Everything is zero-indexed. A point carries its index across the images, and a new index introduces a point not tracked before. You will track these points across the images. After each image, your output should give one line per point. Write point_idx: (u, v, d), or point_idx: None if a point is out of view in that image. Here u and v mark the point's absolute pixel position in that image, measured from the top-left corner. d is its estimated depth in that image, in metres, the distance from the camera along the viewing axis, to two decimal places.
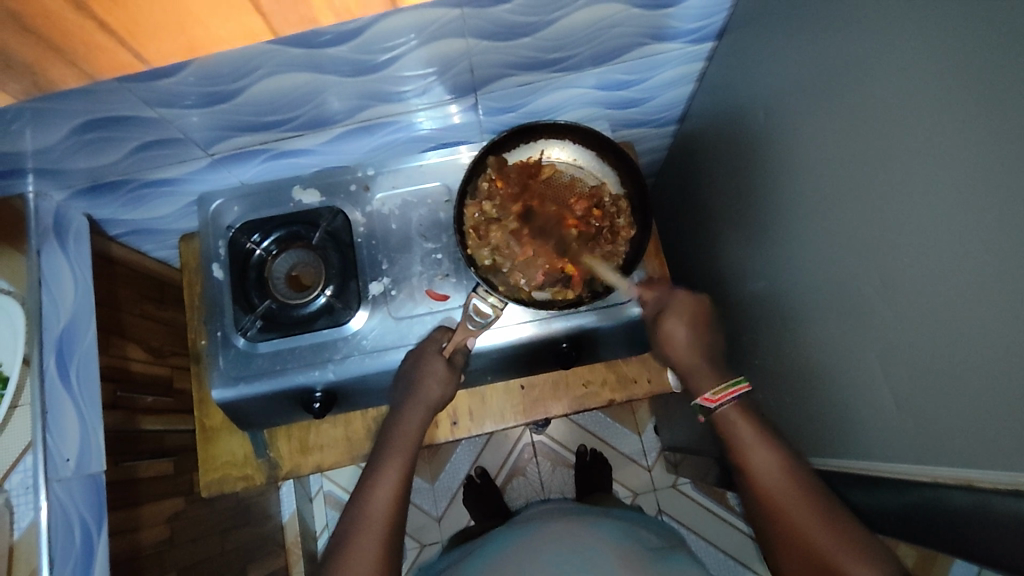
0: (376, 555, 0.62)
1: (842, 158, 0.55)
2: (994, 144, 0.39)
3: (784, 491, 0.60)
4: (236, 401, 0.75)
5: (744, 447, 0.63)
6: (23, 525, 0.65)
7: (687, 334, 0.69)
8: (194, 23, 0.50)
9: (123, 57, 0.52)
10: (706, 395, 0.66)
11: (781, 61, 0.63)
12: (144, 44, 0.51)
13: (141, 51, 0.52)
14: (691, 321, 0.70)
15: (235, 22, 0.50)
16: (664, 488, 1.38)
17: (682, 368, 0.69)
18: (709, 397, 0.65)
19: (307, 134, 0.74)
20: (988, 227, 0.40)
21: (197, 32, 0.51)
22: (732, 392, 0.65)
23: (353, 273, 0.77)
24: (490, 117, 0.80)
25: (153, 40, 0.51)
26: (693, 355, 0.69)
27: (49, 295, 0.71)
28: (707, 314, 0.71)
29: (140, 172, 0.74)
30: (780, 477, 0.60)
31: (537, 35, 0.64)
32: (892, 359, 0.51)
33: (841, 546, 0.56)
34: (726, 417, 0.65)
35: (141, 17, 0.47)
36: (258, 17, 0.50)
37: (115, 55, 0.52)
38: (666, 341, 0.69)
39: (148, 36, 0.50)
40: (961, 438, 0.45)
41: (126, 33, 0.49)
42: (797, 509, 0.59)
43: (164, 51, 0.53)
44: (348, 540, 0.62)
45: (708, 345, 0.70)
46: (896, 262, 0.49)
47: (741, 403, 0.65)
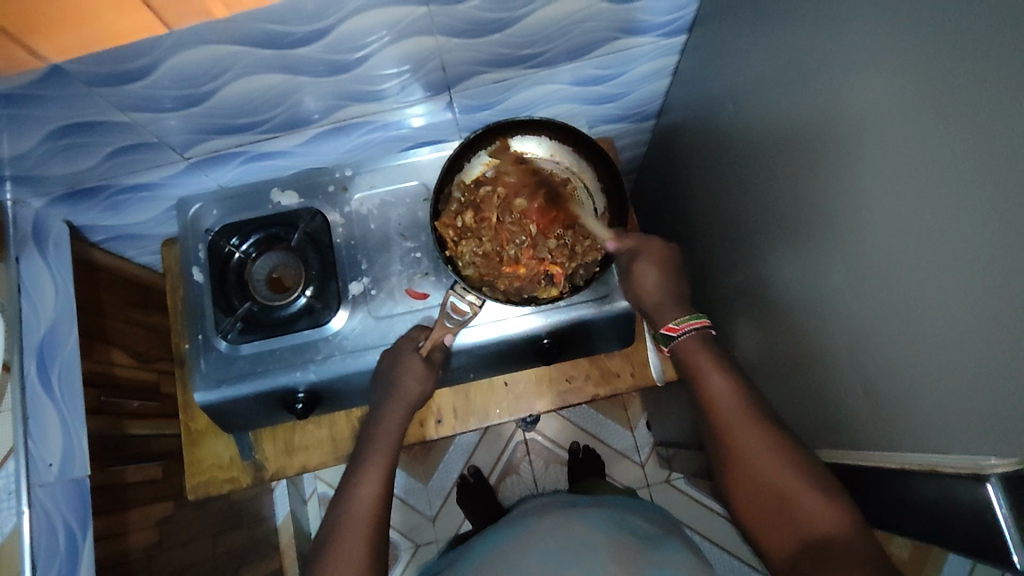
0: (363, 557, 0.61)
1: (813, 148, 0.55)
2: (959, 131, 0.40)
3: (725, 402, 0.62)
4: (219, 403, 0.75)
5: (703, 388, 0.63)
6: (6, 530, 0.64)
7: (657, 276, 0.69)
8: (90, 16, 0.49)
9: (23, 55, 0.52)
10: (669, 324, 0.67)
11: (753, 52, 0.63)
12: (38, 39, 0.50)
13: (41, 47, 0.51)
14: (661, 266, 0.70)
15: (131, 16, 0.49)
16: (657, 483, 1.38)
17: (654, 312, 0.69)
18: (670, 326, 0.67)
19: (283, 135, 0.74)
20: (952, 211, 0.41)
21: (97, 27, 0.50)
22: (690, 326, 0.66)
23: (332, 273, 0.77)
24: (466, 116, 0.80)
25: (47, 35, 0.50)
26: (657, 291, 0.69)
27: (30, 302, 0.72)
28: (676, 257, 0.71)
29: (118, 177, 0.74)
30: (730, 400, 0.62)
31: (507, 31, 0.65)
32: (864, 347, 0.51)
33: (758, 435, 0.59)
34: (689, 351, 0.66)
35: (33, 9, 0.46)
36: (146, 9, 0.49)
37: (15, 53, 0.51)
38: (636, 282, 0.70)
39: (51, 30, 0.49)
40: (928, 426, 0.46)
41: (20, 28, 0.48)
42: (755, 444, 0.59)
43: (63, 45, 0.52)
44: (332, 540, 0.62)
45: (679, 285, 0.70)
46: (867, 248, 0.49)
47: (705, 343, 0.65)
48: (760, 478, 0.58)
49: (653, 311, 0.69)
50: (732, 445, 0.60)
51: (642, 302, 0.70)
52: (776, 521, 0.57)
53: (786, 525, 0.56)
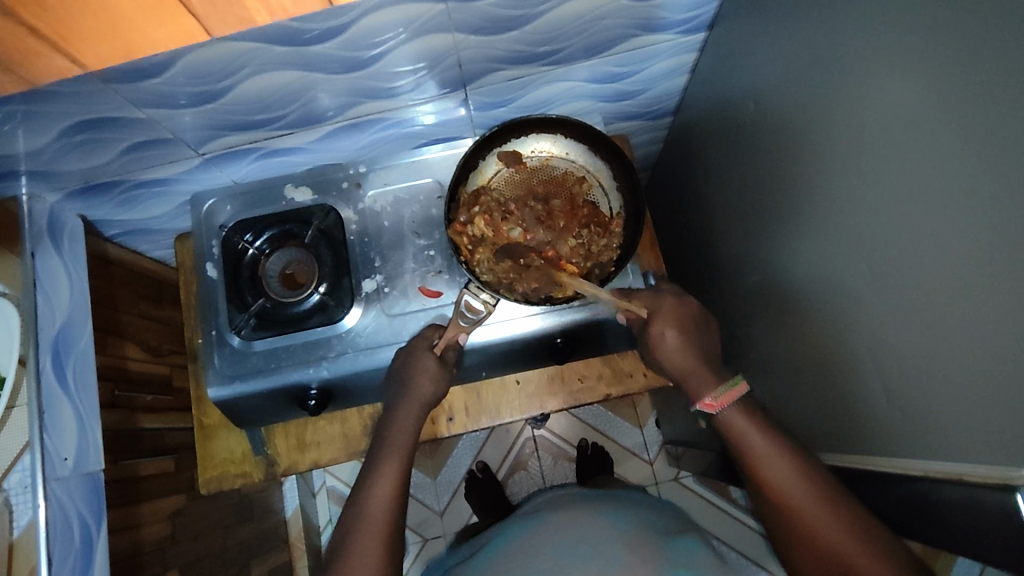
0: (378, 557, 0.61)
1: (835, 151, 0.54)
2: (988, 137, 0.39)
3: (767, 457, 0.59)
4: (232, 399, 0.75)
5: (747, 447, 0.60)
6: (22, 523, 0.65)
7: (678, 338, 0.67)
8: (127, 28, 0.50)
9: (60, 63, 0.53)
10: (705, 400, 0.63)
11: (774, 51, 0.62)
12: (80, 51, 0.52)
13: (78, 57, 0.52)
14: (679, 324, 0.68)
15: (170, 24, 0.51)
16: (665, 482, 1.38)
17: (682, 375, 0.67)
18: (709, 402, 0.63)
19: (297, 132, 0.74)
20: (980, 218, 0.40)
21: (133, 37, 0.51)
22: (729, 396, 0.62)
23: (346, 270, 0.77)
24: (482, 112, 0.80)
25: (88, 46, 0.51)
26: (685, 356, 0.67)
27: (44, 296, 0.72)
28: (694, 313, 0.69)
29: (133, 173, 0.74)
30: (778, 461, 0.58)
31: (525, 29, 0.64)
32: (883, 354, 0.51)
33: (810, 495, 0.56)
34: (728, 420, 0.62)
35: (73, 20, 0.47)
36: (191, 18, 0.51)
37: (51, 60, 0.52)
38: (658, 345, 0.68)
39: (85, 41, 0.51)
40: (949, 435, 0.45)
41: (61, 40, 0.50)
42: (810, 506, 0.56)
43: (103, 57, 0.53)
44: (348, 541, 0.62)
45: (704, 341, 0.68)
46: (888, 252, 0.49)
47: (740, 404, 0.62)
48: (817, 536, 0.55)
49: (682, 374, 0.67)
50: (787, 508, 0.57)
51: (668, 365, 0.68)
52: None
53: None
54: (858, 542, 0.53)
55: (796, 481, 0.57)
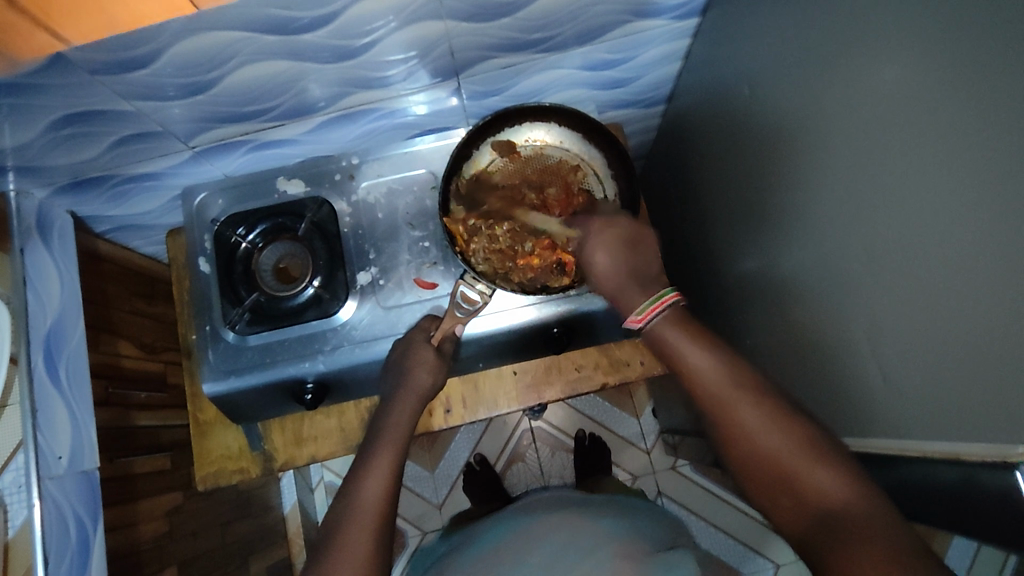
0: (369, 547, 0.61)
1: (829, 134, 0.54)
2: (983, 117, 0.39)
3: (710, 373, 0.58)
4: (228, 394, 0.74)
5: (685, 361, 0.60)
6: (17, 523, 0.64)
7: (609, 258, 0.67)
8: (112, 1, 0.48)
9: (44, 41, 0.50)
10: (631, 315, 0.64)
11: (767, 36, 0.62)
12: (58, 24, 0.49)
13: (61, 32, 0.50)
14: (617, 245, 0.67)
15: None
16: (663, 470, 1.38)
17: (615, 296, 0.67)
18: (635, 317, 0.63)
19: (288, 123, 0.73)
20: (975, 199, 0.40)
21: (118, 10, 0.49)
22: (658, 307, 0.63)
23: (340, 263, 0.76)
24: (475, 102, 0.79)
25: (67, 19, 0.49)
26: (618, 275, 0.66)
27: (35, 294, 0.71)
28: (635, 232, 0.69)
29: (122, 167, 0.73)
30: (720, 375, 0.58)
31: (517, 15, 0.63)
32: (880, 337, 0.51)
33: (752, 410, 0.55)
34: (661, 332, 0.63)
35: None
36: None
37: (34, 37, 0.50)
38: (593, 270, 0.68)
39: (69, 16, 0.48)
40: (945, 416, 0.45)
41: (37, 13, 0.47)
42: (752, 420, 0.55)
43: (84, 29, 0.50)
44: (338, 532, 0.62)
45: (641, 261, 0.67)
46: (882, 235, 0.49)
47: (674, 316, 0.63)
48: (758, 449, 0.54)
49: (613, 294, 0.67)
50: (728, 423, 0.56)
51: (603, 290, 0.68)
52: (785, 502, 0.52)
53: (795, 503, 0.51)
54: (799, 454, 0.52)
55: (740, 396, 0.56)
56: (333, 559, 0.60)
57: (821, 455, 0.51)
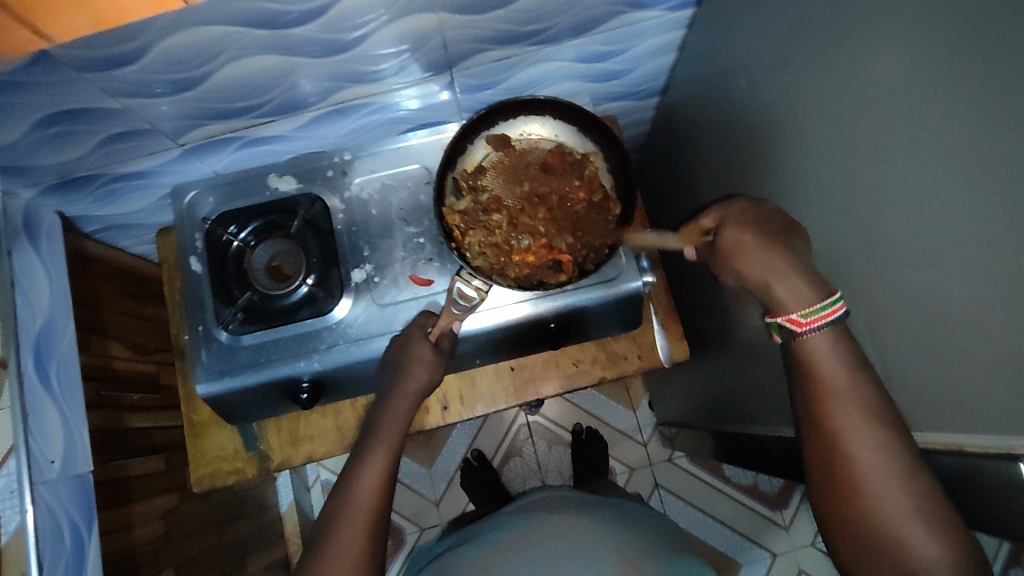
0: (359, 546, 0.61)
1: (827, 125, 0.53)
2: (982, 107, 0.38)
3: (849, 396, 0.51)
4: (222, 395, 0.73)
5: (821, 378, 0.52)
6: (10, 528, 0.63)
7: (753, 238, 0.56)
8: None
9: (24, 35, 0.49)
10: (792, 316, 0.53)
11: (763, 26, 0.61)
12: (55, 24, 0.48)
13: (42, 28, 0.49)
14: (758, 231, 0.56)
15: None
16: (660, 463, 1.39)
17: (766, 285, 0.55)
18: (795, 318, 0.53)
19: (279, 119, 0.72)
20: (975, 190, 0.40)
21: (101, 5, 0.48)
22: (821, 316, 0.52)
23: (334, 261, 0.75)
24: (468, 95, 0.78)
25: (64, 19, 0.48)
26: (766, 265, 0.54)
27: (24, 296, 0.70)
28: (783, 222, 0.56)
29: (109, 166, 0.72)
30: (853, 396, 0.51)
31: (510, 7, 0.62)
32: (882, 329, 0.51)
33: (875, 450, 0.49)
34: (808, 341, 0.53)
35: None
36: None
37: (14, 32, 0.48)
38: (732, 252, 0.56)
39: (50, 11, 0.47)
40: (947, 407, 0.45)
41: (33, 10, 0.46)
42: (872, 460, 0.49)
43: (76, 29, 0.50)
44: (330, 532, 0.61)
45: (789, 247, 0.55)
46: (881, 225, 0.48)
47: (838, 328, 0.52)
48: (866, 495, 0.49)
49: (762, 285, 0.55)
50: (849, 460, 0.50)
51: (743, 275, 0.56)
52: (873, 559, 0.49)
53: (894, 573, 0.48)
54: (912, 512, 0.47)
55: (866, 430, 0.50)
56: (327, 558, 0.59)
57: (939, 526, 0.46)
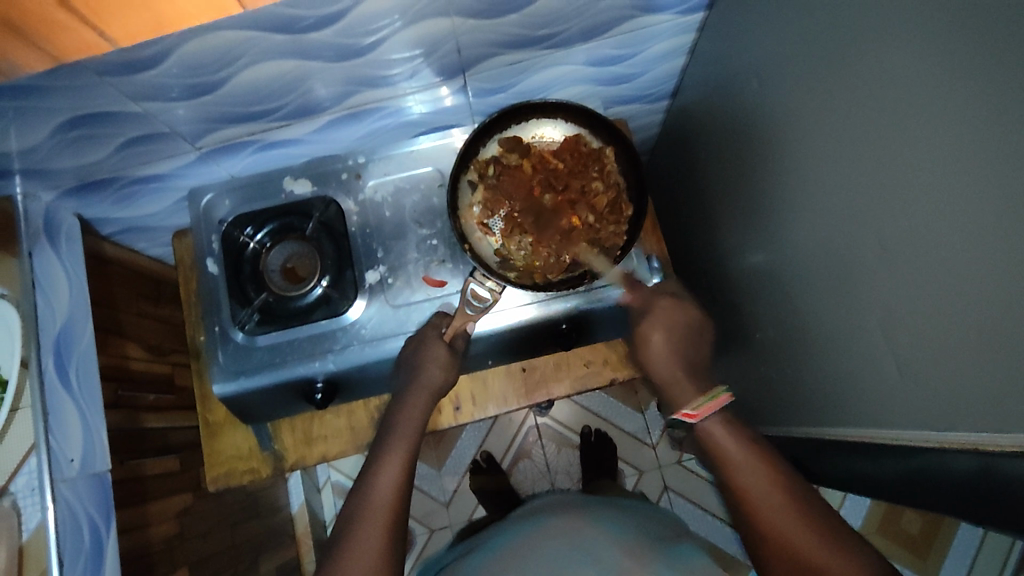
0: (380, 545, 0.61)
1: (838, 127, 0.54)
2: (993, 109, 0.39)
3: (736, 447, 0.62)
4: (238, 395, 0.74)
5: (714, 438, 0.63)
6: (31, 526, 0.65)
7: (665, 346, 0.70)
8: None
9: (86, 37, 0.50)
10: (686, 409, 0.65)
11: (775, 29, 0.62)
12: (107, 23, 0.49)
13: (106, 32, 0.50)
14: (668, 330, 0.71)
15: None
16: (669, 465, 1.39)
17: (668, 384, 0.69)
18: (688, 411, 0.65)
19: (295, 123, 0.73)
20: (987, 189, 0.40)
21: (165, 6, 0.49)
22: (713, 408, 0.64)
23: (348, 262, 0.76)
24: (480, 99, 0.79)
25: (116, 19, 0.49)
26: (669, 363, 0.70)
27: (44, 297, 0.71)
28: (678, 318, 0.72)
29: (129, 169, 0.73)
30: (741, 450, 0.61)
31: (523, 12, 0.63)
32: (894, 329, 0.51)
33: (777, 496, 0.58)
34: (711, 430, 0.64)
35: None
36: None
37: (80, 35, 0.50)
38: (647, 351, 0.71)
39: (114, 15, 0.48)
40: (963, 405, 0.45)
41: (89, 9, 0.47)
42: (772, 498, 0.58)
43: (127, 29, 0.50)
44: (350, 530, 0.62)
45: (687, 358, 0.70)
46: (893, 226, 0.49)
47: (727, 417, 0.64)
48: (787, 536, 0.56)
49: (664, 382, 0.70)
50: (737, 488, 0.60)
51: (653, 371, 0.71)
52: None
53: None
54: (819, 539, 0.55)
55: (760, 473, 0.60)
56: (346, 557, 0.60)
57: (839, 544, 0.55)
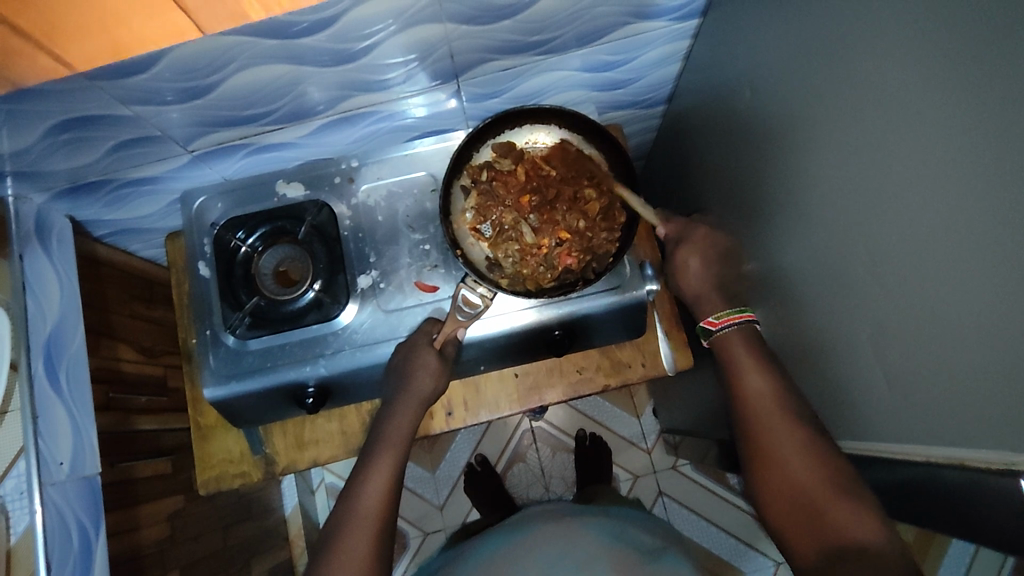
0: (367, 554, 0.61)
1: (831, 137, 0.54)
2: (985, 124, 0.39)
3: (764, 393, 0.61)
4: (229, 399, 0.74)
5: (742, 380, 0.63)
6: (19, 529, 0.64)
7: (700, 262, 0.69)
8: (114, 23, 0.49)
9: (46, 64, 0.52)
10: (709, 318, 0.67)
11: (769, 37, 0.62)
12: (64, 48, 0.50)
13: (63, 55, 0.51)
14: (704, 254, 0.70)
15: (160, 20, 0.49)
16: (664, 470, 1.38)
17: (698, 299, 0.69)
18: (710, 321, 0.67)
19: (287, 127, 0.72)
20: (978, 205, 0.40)
21: (120, 32, 0.50)
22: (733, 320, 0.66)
23: (340, 266, 0.76)
24: (474, 104, 0.79)
25: (73, 43, 0.50)
26: (704, 284, 0.69)
27: (36, 299, 0.71)
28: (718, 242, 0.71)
29: (121, 172, 0.73)
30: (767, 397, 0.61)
31: (517, 18, 0.63)
32: (885, 342, 0.51)
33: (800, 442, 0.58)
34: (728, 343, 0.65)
35: (60, 20, 0.46)
36: (181, 14, 0.49)
37: (36, 59, 0.51)
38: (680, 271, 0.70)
39: (70, 39, 0.49)
40: (952, 420, 0.45)
41: (45, 36, 0.48)
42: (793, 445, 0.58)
43: (88, 53, 0.52)
44: (337, 539, 0.62)
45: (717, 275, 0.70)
46: (884, 238, 0.48)
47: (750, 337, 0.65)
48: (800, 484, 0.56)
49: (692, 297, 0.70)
50: (766, 454, 0.59)
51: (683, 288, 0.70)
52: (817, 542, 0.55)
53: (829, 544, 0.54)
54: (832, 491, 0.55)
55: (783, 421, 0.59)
56: (333, 566, 0.60)
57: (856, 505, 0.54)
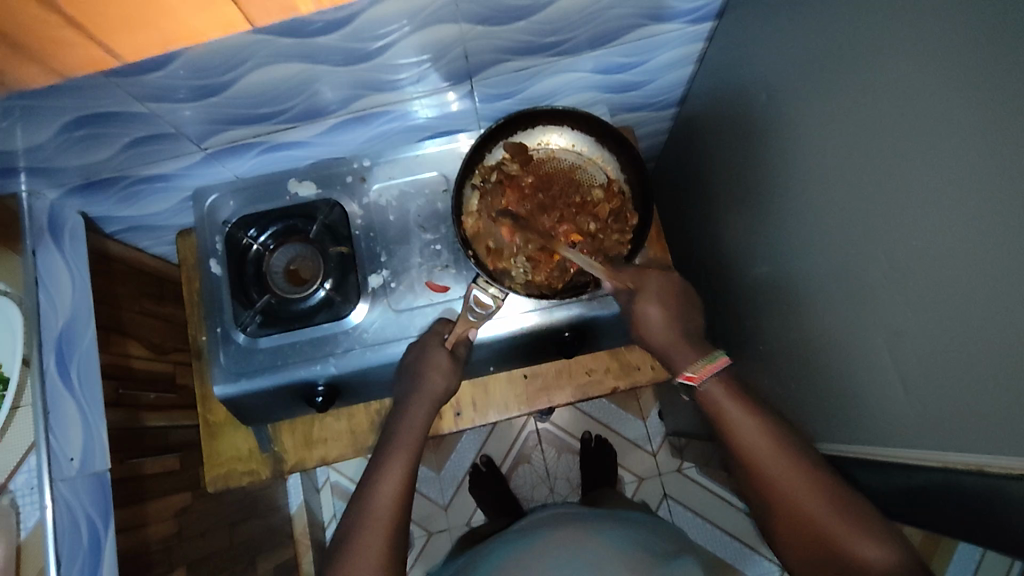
0: (382, 554, 0.61)
1: (846, 142, 0.54)
2: (1004, 131, 0.38)
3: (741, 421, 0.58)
4: (239, 396, 0.74)
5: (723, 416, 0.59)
6: (29, 525, 0.65)
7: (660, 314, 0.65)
8: (161, 13, 0.49)
9: (92, 54, 0.52)
10: (686, 374, 0.61)
11: (785, 41, 0.62)
12: (112, 41, 0.51)
13: (114, 48, 0.52)
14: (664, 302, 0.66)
15: (210, 12, 0.51)
16: (669, 473, 1.38)
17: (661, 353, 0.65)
18: (687, 376, 0.61)
19: (300, 126, 0.73)
20: (997, 212, 0.40)
21: (173, 24, 0.51)
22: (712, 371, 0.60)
23: (352, 266, 0.76)
24: (487, 104, 0.79)
25: (121, 37, 0.51)
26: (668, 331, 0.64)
27: (47, 295, 0.71)
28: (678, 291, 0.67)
29: (134, 169, 0.73)
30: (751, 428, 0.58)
31: (532, 19, 0.63)
32: (900, 347, 0.50)
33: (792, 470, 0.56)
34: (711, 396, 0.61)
35: (109, 9, 0.47)
36: (235, 8, 0.51)
37: (89, 52, 0.52)
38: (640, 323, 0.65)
39: (118, 32, 0.50)
40: (969, 427, 0.45)
41: (93, 28, 0.49)
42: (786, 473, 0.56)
43: (135, 43, 0.52)
44: (352, 539, 0.62)
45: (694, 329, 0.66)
46: (900, 243, 0.48)
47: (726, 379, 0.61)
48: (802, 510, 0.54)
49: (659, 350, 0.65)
50: (768, 489, 0.56)
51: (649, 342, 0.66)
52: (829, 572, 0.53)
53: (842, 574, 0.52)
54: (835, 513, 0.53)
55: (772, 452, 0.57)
56: (348, 566, 0.60)
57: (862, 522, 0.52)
